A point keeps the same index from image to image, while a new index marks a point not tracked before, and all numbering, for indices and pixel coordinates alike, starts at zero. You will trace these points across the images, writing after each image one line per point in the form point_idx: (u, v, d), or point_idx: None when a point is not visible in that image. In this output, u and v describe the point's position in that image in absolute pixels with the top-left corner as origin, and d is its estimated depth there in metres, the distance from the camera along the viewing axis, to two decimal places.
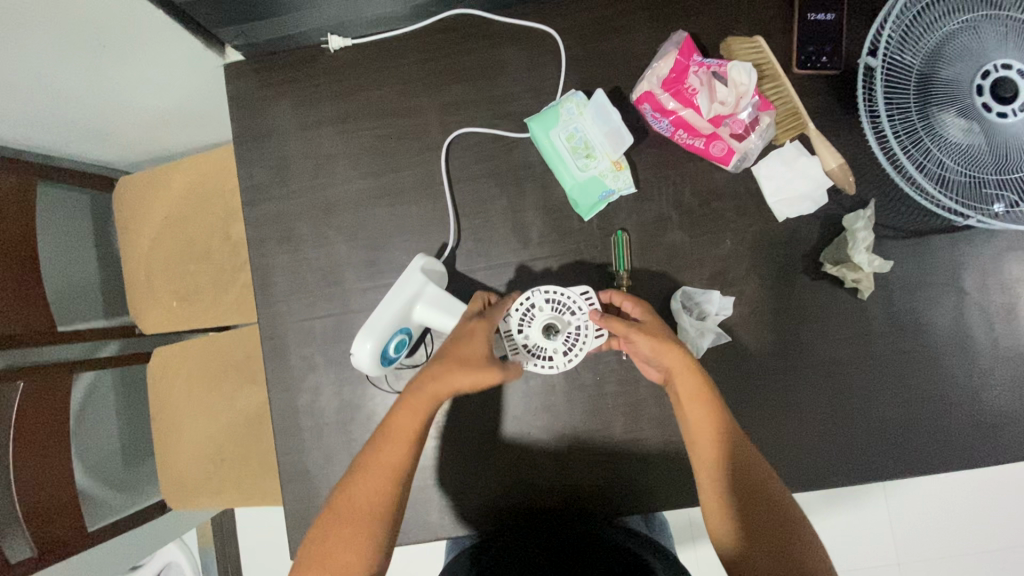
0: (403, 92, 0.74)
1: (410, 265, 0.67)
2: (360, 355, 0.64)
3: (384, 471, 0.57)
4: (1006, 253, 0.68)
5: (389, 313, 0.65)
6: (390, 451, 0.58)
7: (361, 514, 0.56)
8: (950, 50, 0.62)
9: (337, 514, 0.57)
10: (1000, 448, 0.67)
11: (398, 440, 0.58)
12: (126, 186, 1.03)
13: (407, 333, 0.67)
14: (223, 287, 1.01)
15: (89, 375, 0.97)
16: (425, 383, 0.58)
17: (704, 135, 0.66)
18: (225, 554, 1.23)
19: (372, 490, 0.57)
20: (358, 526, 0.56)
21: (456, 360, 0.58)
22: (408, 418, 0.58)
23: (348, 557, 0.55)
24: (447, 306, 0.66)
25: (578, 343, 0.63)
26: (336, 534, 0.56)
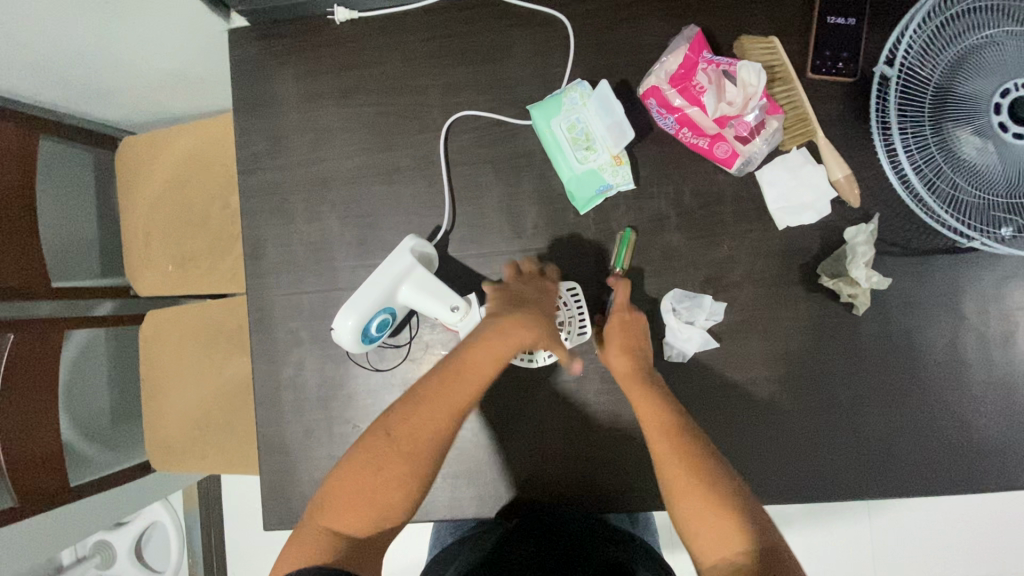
0: (407, 71, 0.72)
1: (400, 245, 0.66)
2: (340, 332, 0.63)
3: (446, 411, 0.57)
4: (1009, 278, 0.66)
5: (374, 292, 0.64)
6: (454, 389, 0.57)
7: (415, 451, 0.56)
8: (972, 65, 0.60)
9: (387, 446, 0.56)
10: (986, 477, 0.65)
11: (467, 377, 0.57)
12: (130, 147, 1.03)
13: (390, 313, 0.66)
14: (218, 255, 1.01)
15: (82, 334, 0.99)
16: (510, 326, 0.59)
17: (708, 135, 0.65)
18: (207, 518, 1.25)
19: (430, 428, 0.56)
20: (410, 462, 0.56)
21: (538, 316, 0.61)
22: (485, 360, 0.58)
23: (394, 494, 0.56)
24: (432, 290, 0.65)
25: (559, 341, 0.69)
26: (384, 468, 0.55)
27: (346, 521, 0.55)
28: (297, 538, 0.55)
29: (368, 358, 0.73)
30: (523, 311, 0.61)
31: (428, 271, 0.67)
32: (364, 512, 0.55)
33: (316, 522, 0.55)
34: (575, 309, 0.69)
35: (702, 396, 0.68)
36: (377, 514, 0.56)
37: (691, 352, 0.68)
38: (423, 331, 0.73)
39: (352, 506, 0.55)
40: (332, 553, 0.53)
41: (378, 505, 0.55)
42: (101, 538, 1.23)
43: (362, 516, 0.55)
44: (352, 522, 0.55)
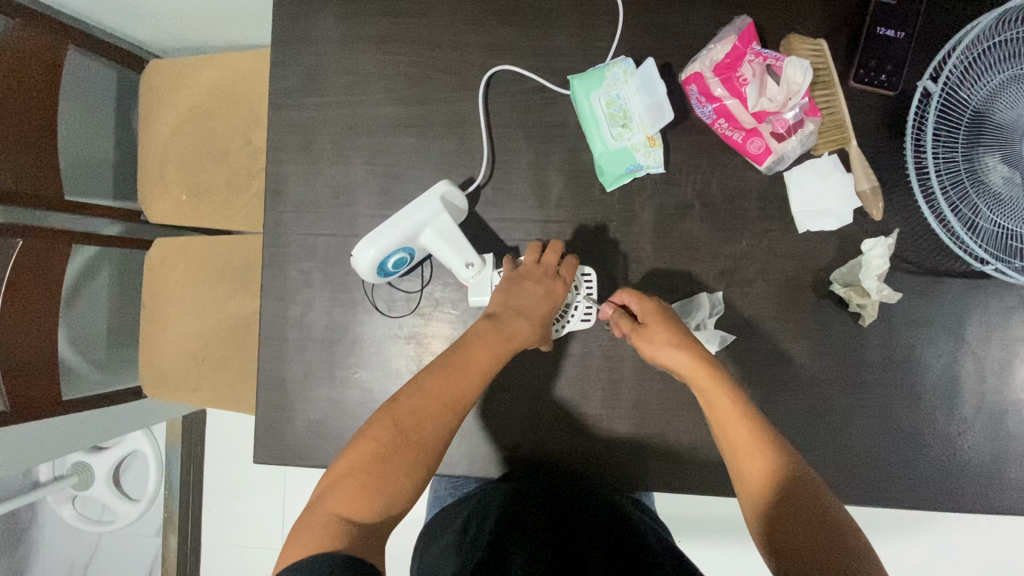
0: (451, 25, 0.72)
1: (431, 190, 0.66)
2: (359, 260, 0.65)
3: (453, 401, 0.55)
4: (1014, 309, 0.68)
5: (396, 231, 0.65)
6: (459, 384, 0.56)
7: (424, 440, 0.53)
8: (1010, 93, 0.61)
9: (395, 434, 0.53)
10: (966, 498, 0.67)
11: (470, 375, 0.57)
12: (157, 70, 1.02)
13: (409, 254, 0.68)
14: (233, 190, 1.00)
15: (88, 250, 0.99)
16: (505, 334, 0.60)
17: (744, 129, 0.65)
18: (191, 453, 1.26)
19: (437, 418, 0.54)
20: (419, 451, 0.53)
21: (536, 320, 0.61)
22: (486, 354, 0.58)
23: (402, 481, 0.51)
24: (452, 241, 0.66)
25: (561, 320, 0.69)
26: (392, 456, 0.52)
27: (351, 508, 0.49)
28: (297, 533, 0.47)
29: (376, 307, 0.73)
30: (524, 317, 0.61)
31: (454, 222, 0.67)
32: (369, 499, 0.49)
33: (319, 514, 0.48)
34: (585, 294, 0.68)
35: None
36: (385, 504, 0.50)
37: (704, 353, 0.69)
38: (434, 288, 0.73)
39: (357, 494, 0.49)
40: (342, 539, 0.46)
41: (386, 492, 0.50)
42: (80, 459, 1.23)
43: (369, 506, 0.49)
44: (359, 508, 0.49)
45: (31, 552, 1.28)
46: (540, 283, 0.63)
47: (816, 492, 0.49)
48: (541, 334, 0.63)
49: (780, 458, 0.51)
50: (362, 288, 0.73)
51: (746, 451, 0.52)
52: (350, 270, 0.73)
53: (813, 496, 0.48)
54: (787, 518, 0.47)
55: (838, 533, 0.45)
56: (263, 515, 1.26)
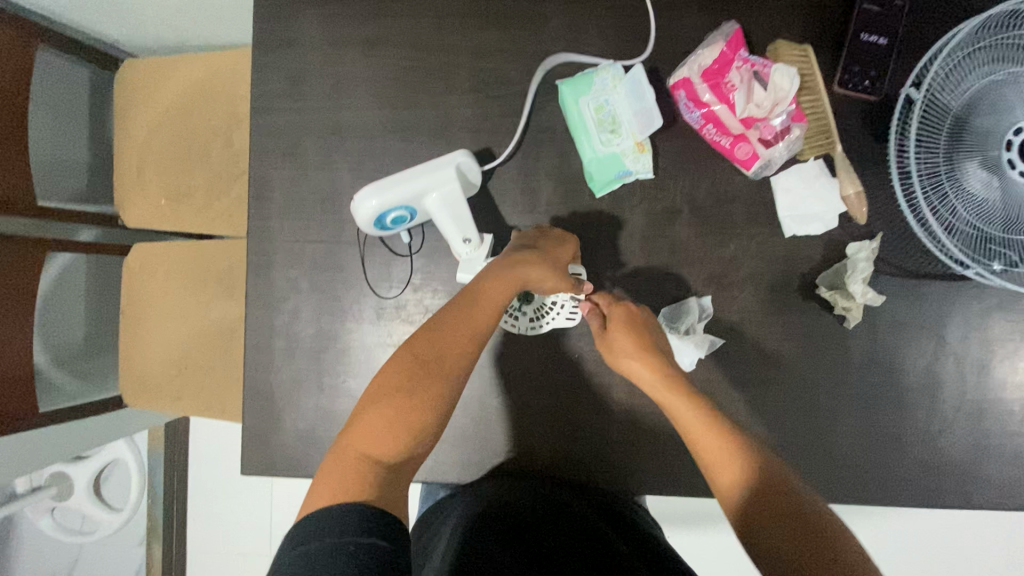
0: (438, 28, 0.71)
1: (451, 153, 0.65)
2: (359, 208, 0.64)
3: (471, 331, 0.57)
4: (992, 310, 0.69)
5: (400, 188, 0.64)
6: (478, 317, 0.58)
7: (442, 370, 0.56)
8: (989, 99, 0.62)
9: (414, 368, 0.55)
10: (946, 494, 0.69)
11: (489, 308, 0.59)
12: (134, 70, 0.99)
13: (409, 213, 0.67)
14: (215, 194, 0.97)
15: (62, 257, 0.95)
16: (517, 265, 0.59)
17: (732, 135, 0.66)
18: (173, 460, 1.23)
19: (455, 347, 0.57)
20: (439, 380, 0.55)
21: (546, 255, 0.61)
22: (499, 288, 0.59)
23: (424, 414, 0.54)
24: (455, 209, 0.65)
25: (546, 316, 0.71)
26: (415, 390, 0.54)
27: (377, 447, 0.51)
28: (328, 475, 0.49)
29: (365, 315, 0.72)
30: (533, 253, 0.61)
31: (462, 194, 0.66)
32: (393, 437, 0.52)
33: (347, 454, 0.51)
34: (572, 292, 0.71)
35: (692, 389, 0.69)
36: (410, 439, 0.53)
37: (697, 359, 0.69)
38: (424, 294, 0.72)
39: (382, 433, 0.52)
40: (373, 483, 0.48)
41: (409, 427, 0.53)
42: (58, 469, 1.19)
43: (393, 440, 0.52)
44: (384, 446, 0.52)
45: (8, 565, 1.24)
46: (543, 233, 0.65)
47: (785, 485, 0.49)
48: (559, 273, 0.62)
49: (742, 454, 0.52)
50: (350, 296, 0.72)
51: (712, 451, 0.53)
52: (337, 277, 0.72)
53: (780, 489, 0.49)
54: (758, 518, 0.48)
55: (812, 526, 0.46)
56: (250, 522, 1.25)
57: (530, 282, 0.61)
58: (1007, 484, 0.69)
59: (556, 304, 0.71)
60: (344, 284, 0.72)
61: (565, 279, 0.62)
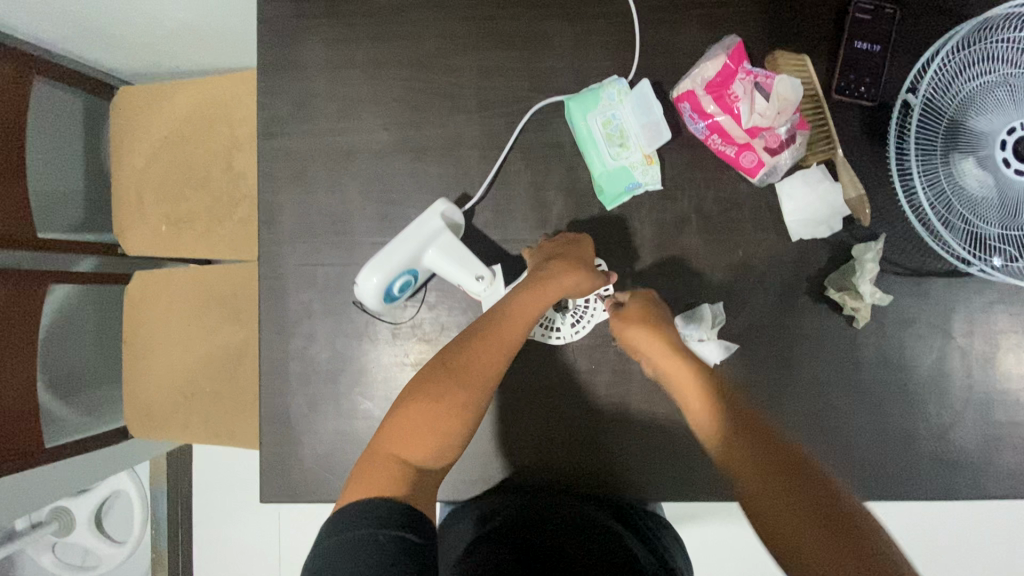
0: (442, 48, 0.72)
1: (431, 209, 0.67)
2: (364, 289, 0.65)
3: (503, 343, 0.58)
4: (994, 304, 0.71)
5: (394, 258, 0.65)
6: (509, 327, 0.58)
7: (471, 380, 0.55)
8: (982, 100, 0.64)
9: (444, 375, 0.55)
10: (959, 485, 0.70)
11: (519, 317, 0.59)
12: (130, 98, 0.98)
13: (413, 275, 0.68)
14: (218, 218, 0.97)
15: (61, 291, 0.92)
16: (547, 279, 0.61)
17: (737, 144, 0.67)
18: (178, 488, 1.21)
19: (486, 358, 0.57)
20: (470, 391, 0.55)
21: (577, 264, 0.62)
22: (531, 303, 0.60)
23: (454, 424, 0.54)
24: (457, 256, 0.66)
25: (585, 316, 0.72)
26: (443, 397, 0.54)
27: (409, 451, 0.52)
28: (362, 474, 0.50)
29: (380, 335, 0.72)
30: (564, 262, 0.62)
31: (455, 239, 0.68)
32: (424, 443, 0.53)
33: (380, 456, 0.51)
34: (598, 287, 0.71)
35: None
36: (439, 447, 0.53)
37: (712, 365, 0.70)
38: (439, 312, 0.72)
39: (415, 439, 0.53)
40: (400, 485, 0.49)
41: (440, 434, 0.53)
42: (60, 504, 1.16)
43: (422, 448, 0.53)
44: (416, 452, 0.52)
45: None
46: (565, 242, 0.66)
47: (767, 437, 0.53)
48: (590, 277, 0.63)
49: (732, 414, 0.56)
50: (365, 317, 0.72)
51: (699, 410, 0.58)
52: (351, 299, 0.72)
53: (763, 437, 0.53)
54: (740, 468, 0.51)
55: (807, 484, 0.49)
56: (259, 548, 1.23)
57: (564, 291, 0.62)
58: (1016, 472, 0.70)
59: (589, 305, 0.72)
60: (358, 306, 0.72)
61: (593, 282, 0.63)
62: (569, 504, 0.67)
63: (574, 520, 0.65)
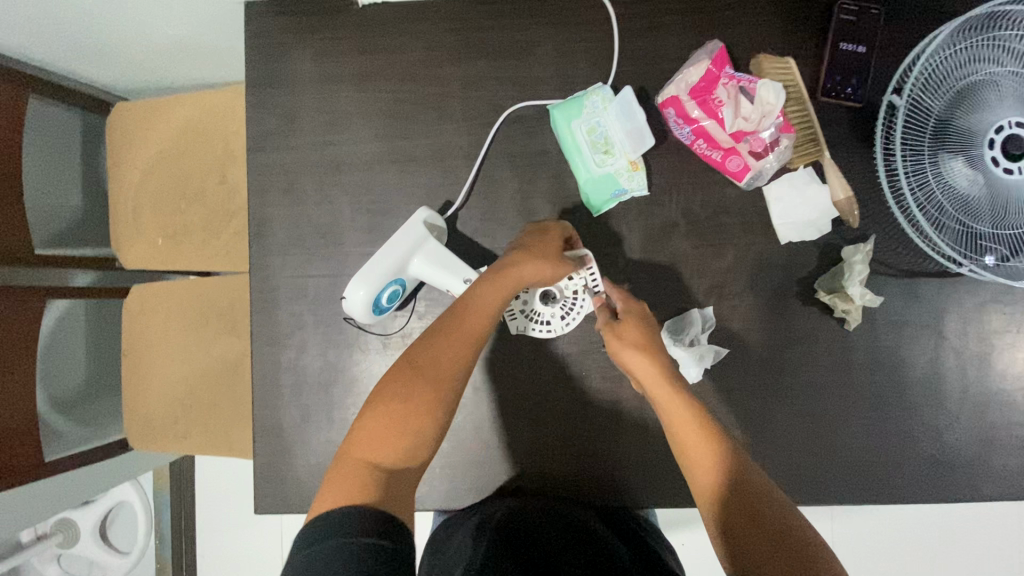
0: (427, 60, 0.72)
1: (412, 218, 0.68)
2: (353, 302, 0.67)
3: (467, 339, 0.59)
4: (988, 303, 0.70)
5: (380, 270, 0.66)
6: (473, 321, 0.59)
7: (439, 377, 0.56)
8: (969, 99, 0.64)
9: (412, 375, 0.56)
10: (956, 487, 0.69)
11: (482, 311, 0.60)
12: (125, 113, 0.99)
13: (401, 285, 0.69)
14: (213, 231, 0.98)
15: (62, 303, 0.93)
16: (509, 270, 0.61)
17: (722, 148, 0.67)
18: (180, 499, 1.22)
19: (451, 355, 0.58)
20: (437, 388, 0.56)
21: (538, 256, 0.63)
22: (492, 295, 0.61)
23: (423, 421, 0.55)
24: (442, 262, 0.67)
25: (574, 308, 0.71)
26: (411, 396, 0.55)
27: (378, 453, 0.52)
28: (330, 481, 0.50)
29: (371, 345, 0.72)
30: (526, 254, 0.63)
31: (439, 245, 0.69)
32: (393, 444, 0.53)
33: (347, 462, 0.51)
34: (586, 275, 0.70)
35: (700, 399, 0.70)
36: (411, 445, 0.54)
37: (702, 370, 0.70)
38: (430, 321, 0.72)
39: (383, 439, 0.53)
40: (369, 487, 0.49)
41: (409, 432, 0.54)
42: (64, 516, 1.17)
43: (390, 449, 0.53)
44: (385, 453, 0.53)
45: None
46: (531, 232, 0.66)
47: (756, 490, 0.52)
48: (553, 265, 0.63)
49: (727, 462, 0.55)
50: (355, 327, 0.72)
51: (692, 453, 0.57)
52: (341, 310, 0.72)
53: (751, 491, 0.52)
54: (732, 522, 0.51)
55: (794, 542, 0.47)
56: (261, 556, 1.23)
57: (525, 282, 0.63)
58: (1014, 473, 0.70)
59: (581, 294, 0.71)
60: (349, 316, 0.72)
61: (561, 270, 0.63)
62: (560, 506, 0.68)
63: (563, 522, 0.65)
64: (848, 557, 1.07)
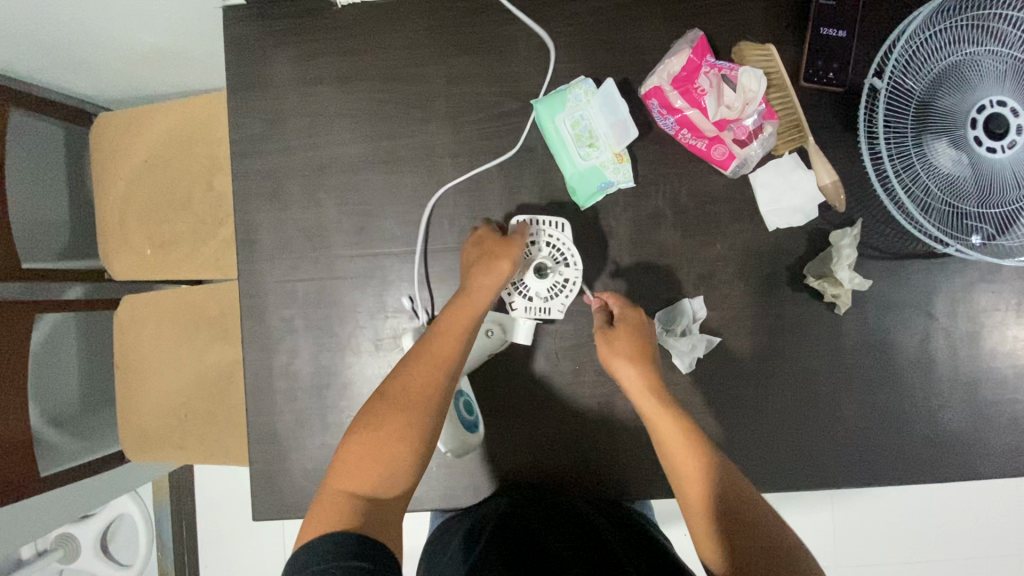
0: (409, 58, 0.72)
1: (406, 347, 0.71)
2: (450, 440, 0.66)
3: (438, 363, 0.59)
4: (977, 283, 0.71)
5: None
6: (439, 344, 0.60)
7: (414, 403, 0.57)
8: (951, 80, 0.64)
9: (387, 404, 0.57)
10: (951, 467, 0.70)
11: (449, 334, 0.60)
12: (107, 124, 0.98)
13: (465, 394, 0.69)
14: (202, 238, 0.97)
15: (54, 315, 0.92)
16: (473, 294, 0.62)
17: (707, 137, 0.67)
18: (180, 509, 1.22)
19: (424, 379, 0.58)
20: (412, 413, 0.56)
21: (494, 266, 0.63)
22: (459, 318, 0.61)
23: (397, 446, 0.55)
24: None
25: (561, 247, 0.69)
26: (387, 424, 0.55)
27: (356, 483, 0.53)
28: (313, 513, 0.51)
29: (363, 348, 0.72)
30: (485, 266, 0.63)
31: None
32: (372, 473, 0.54)
33: (329, 493, 0.53)
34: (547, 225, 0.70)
35: (694, 389, 0.70)
36: (390, 473, 0.54)
37: (695, 360, 0.70)
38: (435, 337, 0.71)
39: (360, 470, 0.54)
40: (349, 518, 0.50)
41: (384, 460, 0.54)
42: (63, 530, 1.16)
43: (370, 478, 0.53)
44: (363, 483, 0.53)
45: None
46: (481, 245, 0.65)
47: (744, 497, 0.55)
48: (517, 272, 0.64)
49: (718, 470, 0.56)
50: (346, 330, 0.72)
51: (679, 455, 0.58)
52: (332, 313, 0.72)
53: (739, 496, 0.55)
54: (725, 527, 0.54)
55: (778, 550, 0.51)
56: (264, 564, 1.23)
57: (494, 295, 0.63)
58: (1008, 451, 0.70)
59: (559, 246, 0.70)
60: (340, 319, 0.72)
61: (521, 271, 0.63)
62: (550, 503, 0.67)
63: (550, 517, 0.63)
64: (849, 538, 1.08)
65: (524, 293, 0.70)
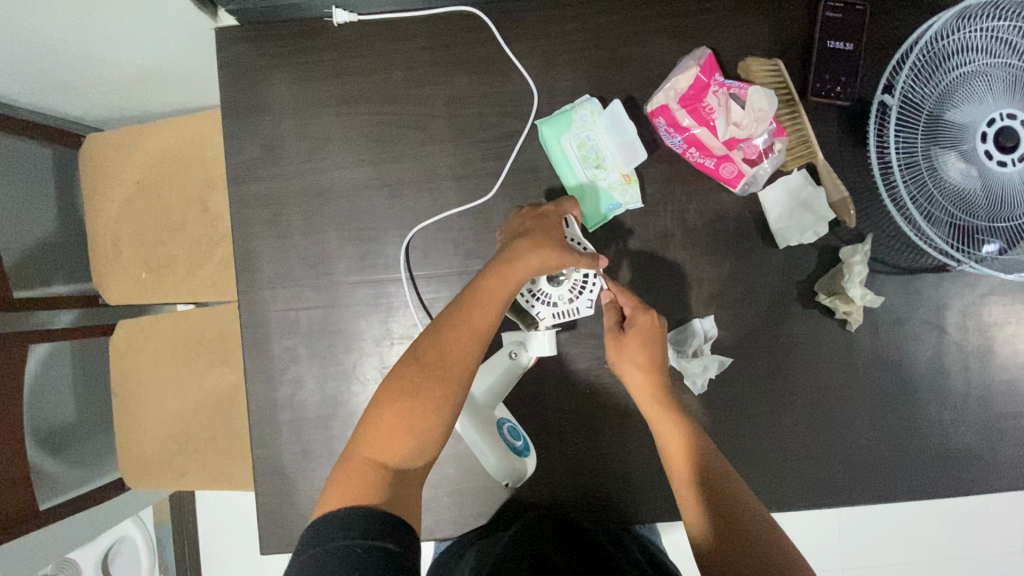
0: (408, 79, 0.70)
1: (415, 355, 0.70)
2: (508, 474, 0.67)
3: (475, 333, 0.54)
4: (987, 296, 0.70)
5: (483, 421, 0.67)
6: (480, 315, 0.54)
7: (448, 374, 0.52)
8: (962, 91, 0.63)
9: (417, 370, 0.52)
10: (965, 481, 0.70)
11: (488, 304, 0.54)
12: (96, 144, 0.96)
13: (508, 421, 0.69)
14: (198, 260, 0.95)
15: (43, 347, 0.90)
16: (514, 259, 0.56)
17: (715, 156, 0.67)
18: (182, 532, 1.19)
19: (461, 350, 0.53)
20: (447, 381, 0.52)
21: (544, 243, 0.57)
22: (499, 287, 0.55)
23: (429, 418, 0.50)
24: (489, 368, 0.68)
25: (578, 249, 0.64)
26: (419, 393, 0.51)
27: (384, 452, 0.50)
28: (336, 481, 0.48)
29: (369, 376, 0.71)
30: (530, 241, 0.58)
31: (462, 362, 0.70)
32: (402, 442, 0.50)
33: (353, 460, 0.49)
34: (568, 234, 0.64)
35: (706, 410, 0.70)
36: (418, 446, 0.50)
37: (707, 380, 0.69)
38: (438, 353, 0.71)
39: (390, 436, 0.50)
40: (377, 490, 0.47)
41: (416, 430, 0.50)
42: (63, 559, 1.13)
43: (399, 447, 0.50)
44: (391, 452, 0.50)
45: None
46: (532, 218, 0.62)
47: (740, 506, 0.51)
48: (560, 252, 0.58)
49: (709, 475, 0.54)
50: (352, 358, 0.71)
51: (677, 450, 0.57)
52: (336, 341, 0.71)
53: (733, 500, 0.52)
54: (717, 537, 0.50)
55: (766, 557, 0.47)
56: None
57: (536, 269, 0.57)
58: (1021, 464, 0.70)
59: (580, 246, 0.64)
60: (345, 347, 0.71)
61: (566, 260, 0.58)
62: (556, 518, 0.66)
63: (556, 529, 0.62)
64: (859, 545, 1.07)
65: (546, 299, 0.68)
